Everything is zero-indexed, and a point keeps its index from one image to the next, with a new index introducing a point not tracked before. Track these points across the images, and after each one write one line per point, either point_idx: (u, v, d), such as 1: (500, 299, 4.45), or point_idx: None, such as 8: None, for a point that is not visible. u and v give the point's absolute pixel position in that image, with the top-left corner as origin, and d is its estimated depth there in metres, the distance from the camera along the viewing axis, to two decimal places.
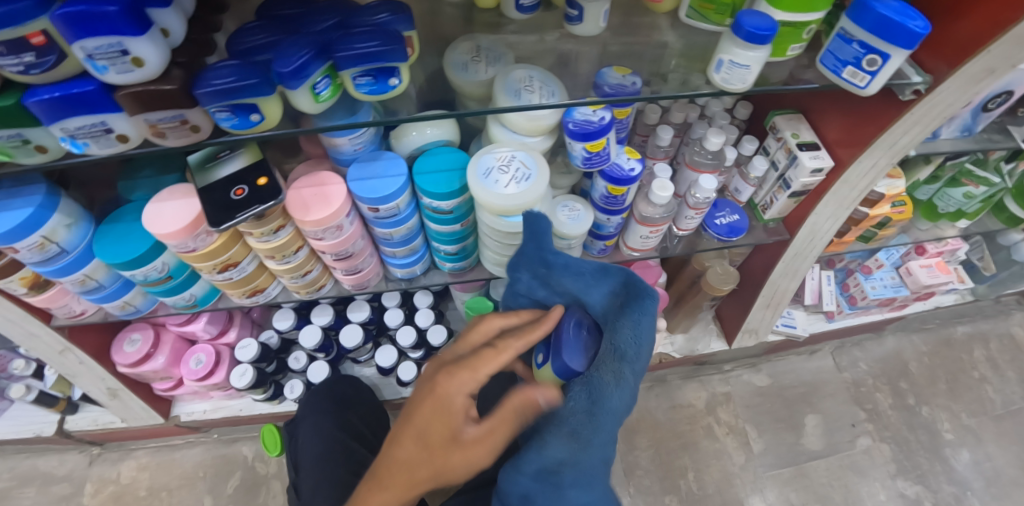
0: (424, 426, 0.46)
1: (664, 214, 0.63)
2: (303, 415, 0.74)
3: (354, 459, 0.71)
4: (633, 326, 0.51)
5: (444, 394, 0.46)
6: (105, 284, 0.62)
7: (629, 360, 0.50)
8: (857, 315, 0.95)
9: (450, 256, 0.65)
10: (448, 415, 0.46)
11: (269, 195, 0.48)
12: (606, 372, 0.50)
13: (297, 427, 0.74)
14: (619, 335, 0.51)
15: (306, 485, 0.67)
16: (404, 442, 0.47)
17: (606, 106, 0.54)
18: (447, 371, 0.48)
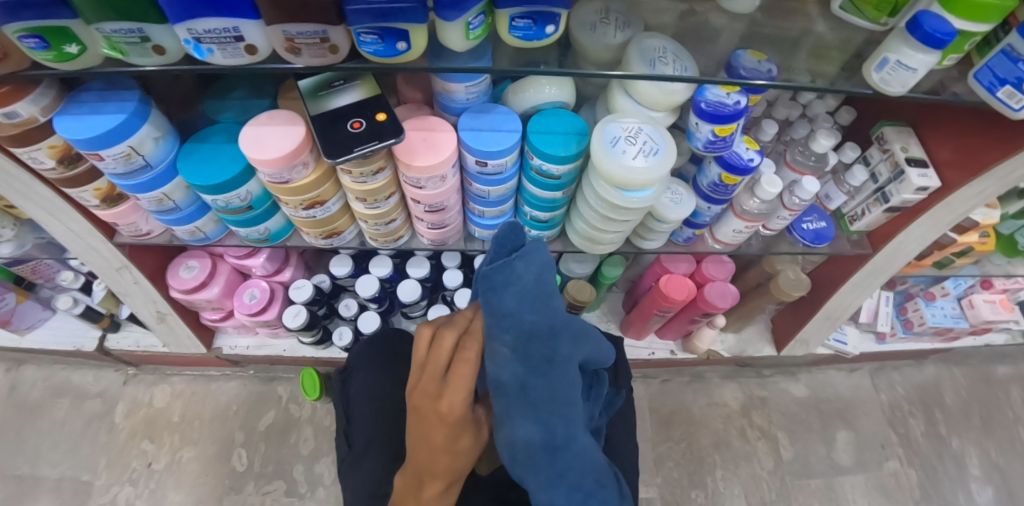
0: (450, 439, 0.42)
1: (764, 210, 0.61)
2: (355, 370, 0.73)
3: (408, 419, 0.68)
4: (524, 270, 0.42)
5: (452, 417, 0.41)
6: (181, 206, 0.60)
7: (525, 311, 0.41)
8: (908, 341, 0.93)
9: (537, 223, 0.62)
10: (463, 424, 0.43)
11: (388, 132, 0.44)
12: (490, 355, 0.40)
13: (349, 378, 0.73)
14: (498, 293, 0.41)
15: (359, 438, 0.66)
16: (439, 457, 0.42)
17: (740, 90, 0.51)
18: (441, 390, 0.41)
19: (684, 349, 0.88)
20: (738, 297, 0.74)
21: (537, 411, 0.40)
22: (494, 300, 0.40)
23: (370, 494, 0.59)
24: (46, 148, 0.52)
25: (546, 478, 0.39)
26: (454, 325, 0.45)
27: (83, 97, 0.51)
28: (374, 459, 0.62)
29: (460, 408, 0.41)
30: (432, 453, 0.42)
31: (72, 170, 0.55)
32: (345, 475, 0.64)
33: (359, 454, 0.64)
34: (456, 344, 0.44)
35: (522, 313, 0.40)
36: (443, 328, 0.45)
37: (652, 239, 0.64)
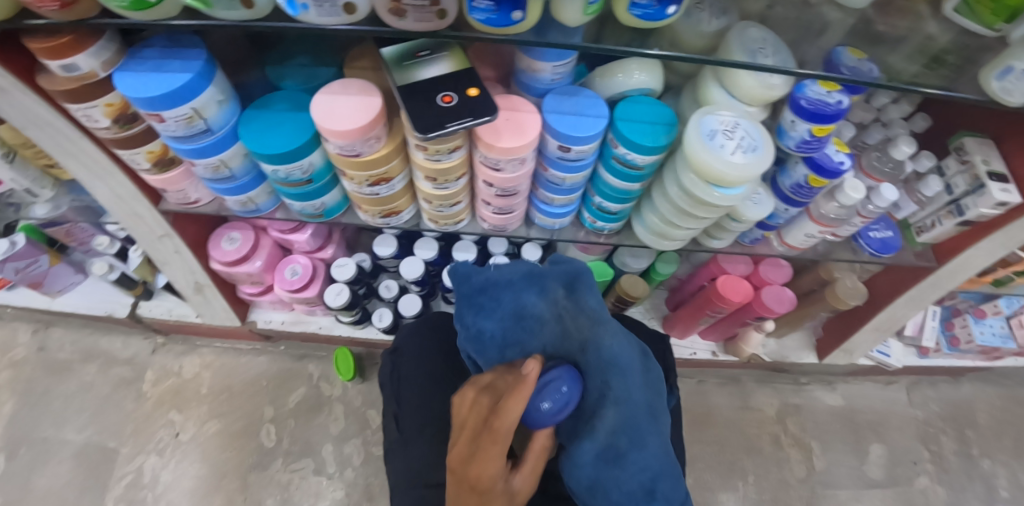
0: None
1: (842, 216, 0.59)
2: (405, 353, 0.70)
3: None
4: (592, 295, 0.49)
5: (484, 487, 0.37)
6: (237, 174, 0.58)
7: (601, 321, 0.47)
8: (950, 357, 0.91)
9: (604, 214, 0.60)
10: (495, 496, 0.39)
11: (482, 110, 0.41)
12: (590, 346, 0.45)
13: (399, 358, 0.70)
14: (584, 303, 0.48)
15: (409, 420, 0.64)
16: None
17: (840, 89, 0.48)
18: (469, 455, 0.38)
19: (726, 351, 0.87)
20: (795, 301, 0.71)
21: (636, 396, 0.43)
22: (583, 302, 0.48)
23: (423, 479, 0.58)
24: (103, 106, 0.49)
25: (631, 467, 0.40)
26: (492, 388, 0.41)
27: (145, 53, 0.48)
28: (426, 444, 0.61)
29: (487, 476, 0.37)
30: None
31: (127, 130, 0.52)
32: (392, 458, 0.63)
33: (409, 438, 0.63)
34: (488, 406, 0.40)
35: (598, 316, 0.47)
36: (481, 389, 0.42)
37: (719, 238, 0.62)
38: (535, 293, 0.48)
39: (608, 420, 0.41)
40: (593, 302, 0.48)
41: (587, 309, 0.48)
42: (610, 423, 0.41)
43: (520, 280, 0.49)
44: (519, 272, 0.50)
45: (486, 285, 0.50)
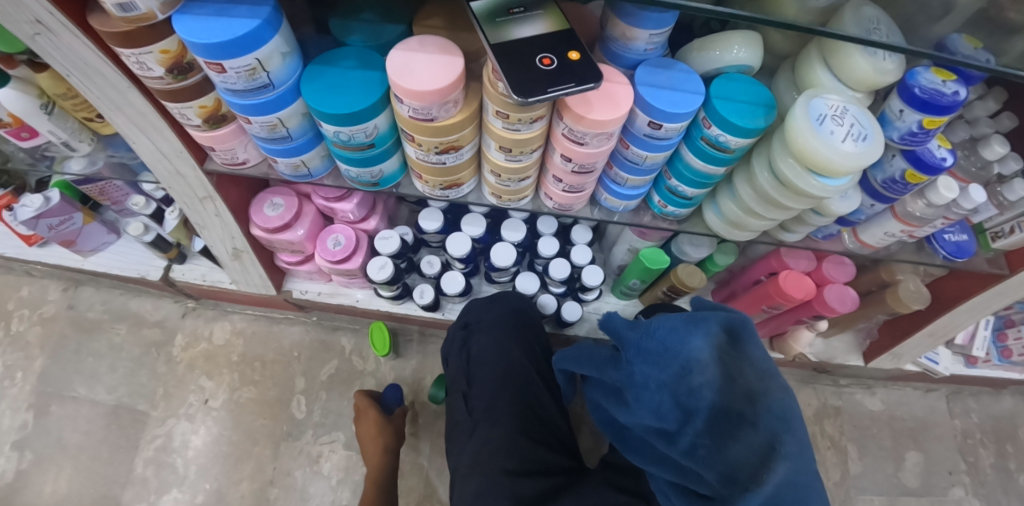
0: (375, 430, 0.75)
1: (930, 216, 0.55)
2: (481, 327, 0.69)
3: (530, 392, 0.64)
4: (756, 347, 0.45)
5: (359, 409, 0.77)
6: (293, 136, 0.54)
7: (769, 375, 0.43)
8: (998, 369, 0.89)
9: (677, 199, 0.57)
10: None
11: (582, 75, 0.38)
12: (763, 391, 0.42)
13: (471, 337, 0.69)
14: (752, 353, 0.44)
15: (477, 403, 0.63)
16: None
17: (956, 79, 0.45)
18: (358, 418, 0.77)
19: (771, 348, 0.85)
20: (857, 303, 0.69)
21: (802, 450, 0.40)
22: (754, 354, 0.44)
23: (501, 466, 0.56)
24: (158, 53, 0.45)
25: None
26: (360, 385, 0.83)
27: None
28: (503, 429, 0.59)
29: (361, 402, 0.77)
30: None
31: (181, 81, 0.49)
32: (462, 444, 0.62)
33: (481, 419, 0.61)
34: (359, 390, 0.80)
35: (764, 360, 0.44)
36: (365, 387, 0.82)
37: (794, 231, 0.59)
38: (701, 340, 0.43)
39: (780, 475, 0.38)
40: (758, 354, 0.44)
41: (753, 360, 0.43)
42: (782, 477, 0.38)
43: (679, 328, 0.44)
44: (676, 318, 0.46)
45: (662, 347, 0.44)
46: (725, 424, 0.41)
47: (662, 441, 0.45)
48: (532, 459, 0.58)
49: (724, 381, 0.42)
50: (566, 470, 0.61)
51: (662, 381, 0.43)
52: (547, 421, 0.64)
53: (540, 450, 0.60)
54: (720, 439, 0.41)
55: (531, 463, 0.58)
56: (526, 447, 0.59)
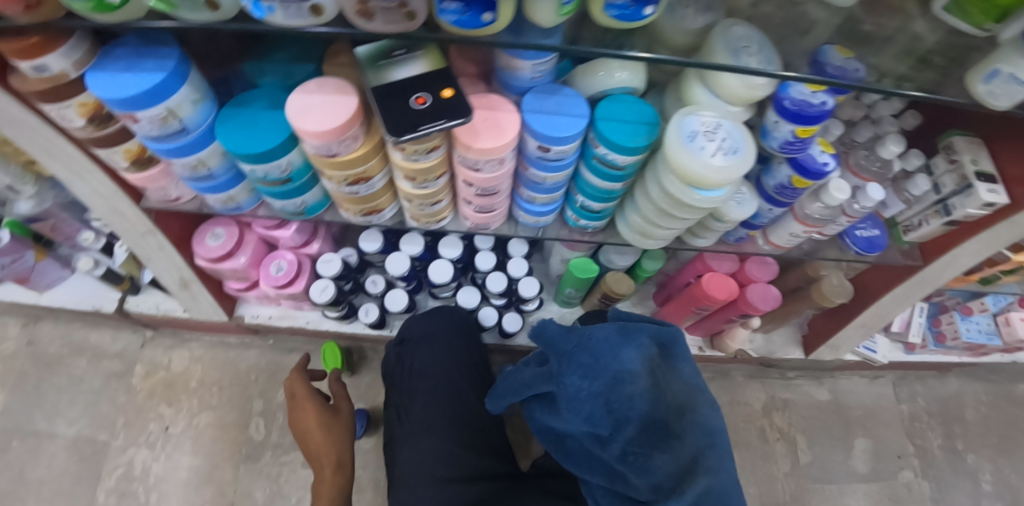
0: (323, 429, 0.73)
1: (827, 216, 0.58)
2: (418, 342, 0.72)
3: (463, 403, 0.67)
4: (688, 364, 0.55)
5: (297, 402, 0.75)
6: (216, 174, 0.56)
7: (700, 389, 0.53)
8: (936, 353, 0.92)
9: (587, 213, 0.59)
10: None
11: (456, 110, 0.41)
12: (691, 404, 0.50)
13: (406, 351, 0.72)
14: (682, 371, 0.54)
15: (415, 414, 0.66)
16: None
17: (826, 90, 0.47)
18: (297, 415, 0.74)
19: (713, 347, 0.87)
20: (780, 300, 0.71)
21: (722, 464, 0.48)
22: (684, 370, 0.54)
23: (434, 476, 0.59)
24: (77, 105, 0.47)
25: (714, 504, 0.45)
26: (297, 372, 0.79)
27: (119, 52, 0.46)
28: (436, 440, 0.63)
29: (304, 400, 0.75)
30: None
31: (104, 129, 0.51)
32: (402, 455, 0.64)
33: (419, 432, 0.64)
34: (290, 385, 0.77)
35: (695, 378, 0.54)
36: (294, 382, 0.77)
37: (704, 237, 0.62)
38: (632, 353, 0.49)
39: (701, 486, 0.46)
40: (689, 370, 0.54)
41: (684, 377, 0.53)
42: (703, 486, 0.45)
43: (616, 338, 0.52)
44: (614, 332, 0.53)
45: (597, 357, 0.50)
46: (655, 433, 0.47)
47: (593, 444, 0.49)
48: (468, 466, 0.61)
49: (656, 393, 0.48)
50: (502, 474, 0.63)
51: (595, 392, 0.48)
52: (483, 428, 0.67)
53: (474, 456, 0.62)
54: (650, 449, 0.47)
55: (464, 469, 0.61)
56: (461, 455, 0.62)
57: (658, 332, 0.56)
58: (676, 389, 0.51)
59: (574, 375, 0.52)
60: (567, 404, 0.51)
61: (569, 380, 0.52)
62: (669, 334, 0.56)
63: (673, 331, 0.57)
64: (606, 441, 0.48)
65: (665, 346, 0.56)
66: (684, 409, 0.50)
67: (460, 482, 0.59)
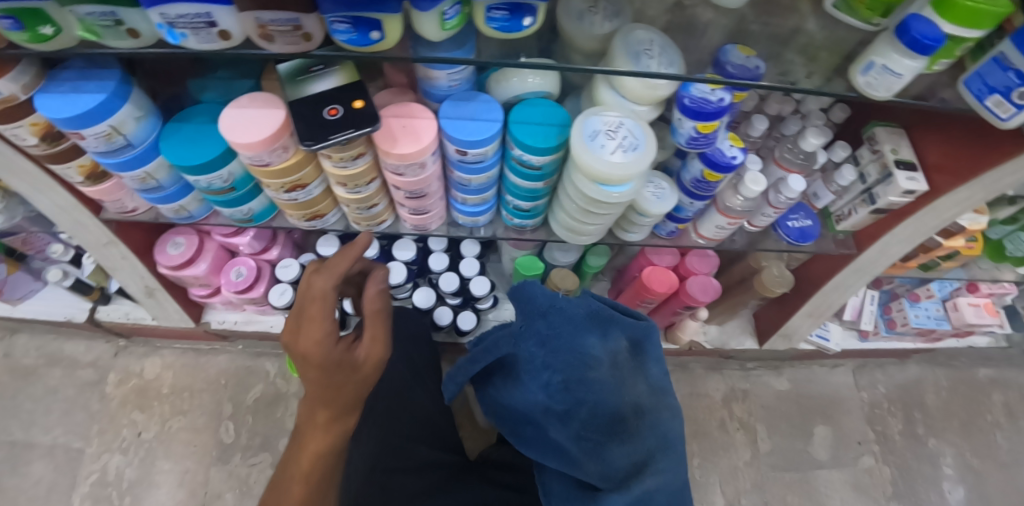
0: (323, 377, 0.44)
1: (747, 208, 0.61)
2: None
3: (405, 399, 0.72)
4: (654, 364, 0.60)
5: (306, 345, 0.43)
6: (165, 185, 0.60)
7: (662, 391, 0.58)
8: (890, 340, 0.94)
9: (520, 212, 0.62)
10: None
11: (365, 120, 0.45)
12: (649, 402, 0.56)
13: None
14: (648, 371, 0.59)
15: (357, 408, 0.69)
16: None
17: (726, 87, 0.49)
18: (294, 330, 0.45)
19: (667, 339, 0.90)
20: (721, 291, 0.74)
21: (668, 466, 0.54)
22: (648, 368, 0.58)
23: (372, 465, 0.62)
24: (29, 125, 0.50)
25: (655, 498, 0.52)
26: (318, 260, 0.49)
27: (63, 75, 0.49)
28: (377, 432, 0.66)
29: (314, 346, 0.43)
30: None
31: (57, 146, 0.54)
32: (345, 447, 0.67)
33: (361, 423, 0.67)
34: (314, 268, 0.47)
35: (659, 381, 0.59)
36: (320, 268, 0.47)
37: (635, 232, 0.64)
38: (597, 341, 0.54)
39: (647, 483, 0.52)
40: (654, 370, 0.59)
41: (648, 377, 0.58)
42: (648, 484, 0.51)
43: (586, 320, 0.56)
44: (585, 314, 0.56)
45: (560, 334, 0.53)
46: (611, 422, 0.53)
47: (553, 421, 0.55)
48: (408, 457, 0.66)
49: (618, 385, 0.54)
50: (444, 465, 0.69)
51: (558, 369, 0.52)
52: (423, 423, 0.72)
53: (415, 448, 0.68)
54: (605, 439, 0.53)
55: (408, 460, 0.66)
56: (400, 447, 0.66)
57: (629, 324, 0.59)
58: (640, 387, 0.56)
59: (537, 344, 0.54)
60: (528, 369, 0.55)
61: (528, 351, 0.54)
62: (643, 329, 0.60)
63: (648, 328, 0.61)
64: (566, 420, 0.54)
65: (637, 339, 0.60)
66: (641, 406, 0.55)
67: (397, 472, 0.63)
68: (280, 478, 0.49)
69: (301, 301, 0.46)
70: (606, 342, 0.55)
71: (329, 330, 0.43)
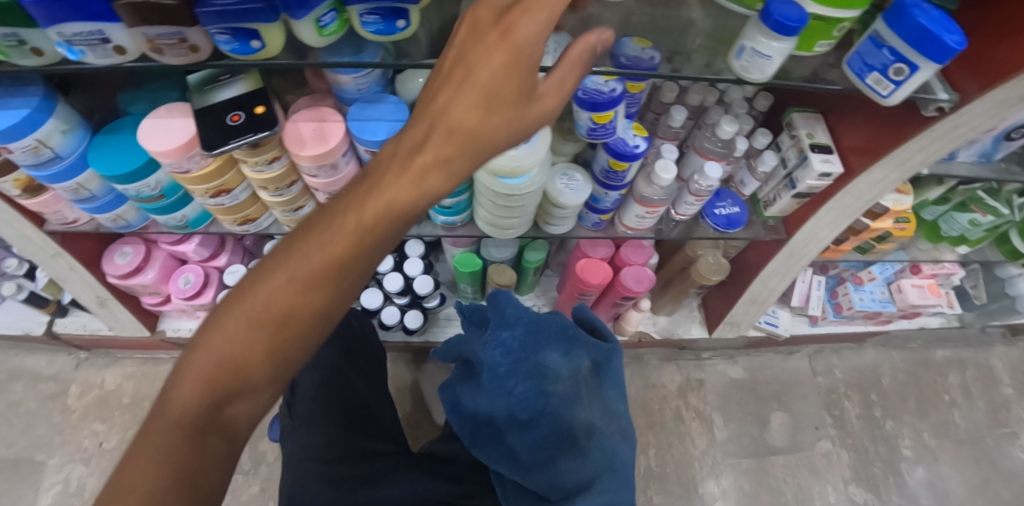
0: (495, 81, 0.33)
1: (663, 196, 0.62)
2: None
3: (345, 393, 0.77)
4: (613, 386, 0.66)
5: (515, 50, 0.33)
6: (99, 195, 0.62)
7: (616, 414, 0.64)
8: (840, 324, 0.96)
9: (443, 210, 0.64)
10: (296, 337, 0.35)
11: (266, 125, 0.48)
12: (605, 421, 0.62)
13: None
14: (606, 393, 0.64)
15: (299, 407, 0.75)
16: (296, 271, 0.33)
17: (620, 78, 0.51)
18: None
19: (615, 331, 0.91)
20: (655, 280, 0.76)
21: (617, 482, 0.59)
22: (608, 390, 0.64)
23: (312, 457, 0.68)
24: None
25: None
26: None
27: None
28: (315, 427, 0.72)
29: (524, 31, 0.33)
30: (296, 237, 0.35)
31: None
32: (289, 438, 0.73)
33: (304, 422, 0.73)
34: None
35: (616, 406, 0.65)
36: None
37: (557, 224, 0.67)
38: (558, 358, 0.62)
39: (597, 493, 0.56)
40: (612, 391, 0.65)
41: (606, 399, 0.64)
42: (598, 494, 0.56)
43: (551, 339, 0.63)
44: (550, 333, 0.64)
45: (523, 348, 0.62)
46: (564, 435, 0.59)
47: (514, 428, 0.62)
48: (348, 447, 0.70)
49: (575, 399, 0.60)
50: (391, 452, 0.73)
51: (519, 379, 0.60)
52: (368, 412, 0.77)
53: (355, 438, 0.72)
54: (559, 450, 0.59)
55: (353, 451, 0.70)
56: (338, 438, 0.71)
57: (593, 346, 0.66)
58: (596, 407, 0.62)
59: (498, 353, 0.62)
60: (492, 377, 0.63)
61: (491, 360, 0.63)
62: (605, 351, 0.66)
63: (611, 349, 0.66)
64: (525, 428, 0.61)
65: (600, 358, 0.66)
66: (596, 425, 0.61)
67: (335, 461, 0.68)
68: (318, 221, 0.35)
69: (500, 9, 0.34)
70: (567, 360, 0.62)
71: (546, 27, 0.33)
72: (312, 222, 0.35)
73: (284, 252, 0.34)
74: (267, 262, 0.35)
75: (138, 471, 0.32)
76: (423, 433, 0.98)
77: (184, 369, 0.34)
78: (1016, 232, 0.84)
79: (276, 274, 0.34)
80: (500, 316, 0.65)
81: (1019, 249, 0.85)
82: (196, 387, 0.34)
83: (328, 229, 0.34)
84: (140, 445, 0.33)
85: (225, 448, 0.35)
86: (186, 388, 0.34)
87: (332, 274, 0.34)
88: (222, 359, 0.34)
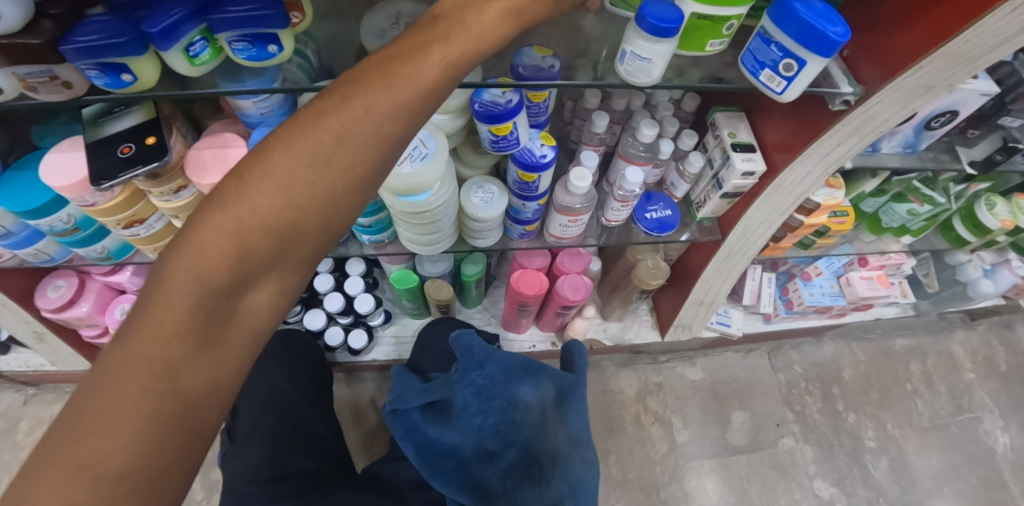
0: None
1: (584, 204, 0.62)
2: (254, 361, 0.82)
3: (290, 414, 0.77)
4: (575, 415, 0.70)
5: None
6: (14, 231, 0.61)
7: (580, 443, 0.67)
8: (793, 320, 0.95)
9: (365, 229, 0.63)
10: (349, 202, 0.30)
11: (155, 155, 0.48)
12: (569, 449, 0.65)
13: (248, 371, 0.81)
14: (570, 422, 0.68)
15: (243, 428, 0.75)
16: (375, 101, 0.28)
17: (518, 89, 0.50)
18: None
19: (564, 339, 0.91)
20: (593, 288, 0.77)
21: None
22: (572, 420, 0.69)
23: (251, 478, 0.67)
24: None
25: None
26: None
27: None
28: (256, 448, 0.71)
29: None
30: (354, 75, 0.29)
31: None
32: (229, 460, 0.72)
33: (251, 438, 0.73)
34: None
35: (579, 434, 0.68)
36: None
37: (482, 237, 0.67)
38: (531, 390, 0.64)
39: None
40: (575, 421, 0.69)
41: (570, 430, 0.67)
42: None
43: (522, 372, 0.65)
44: (521, 367, 0.65)
45: (495, 382, 0.62)
46: (531, 466, 0.60)
47: (480, 461, 0.61)
48: (287, 467, 0.70)
49: (542, 432, 0.62)
50: (317, 472, 0.71)
51: (491, 414, 0.61)
52: (308, 433, 0.76)
53: (294, 458, 0.71)
54: (526, 481, 0.59)
55: (292, 469, 0.70)
56: (277, 458, 0.70)
57: (558, 376, 0.70)
58: (563, 436, 0.65)
59: (468, 389, 0.62)
60: (461, 413, 0.62)
61: (462, 398, 0.62)
62: (569, 382, 0.71)
63: (572, 381, 0.71)
64: (492, 459, 0.61)
65: (564, 389, 0.70)
66: (560, 453, 0.63)
67: (278, 480, 0.67)
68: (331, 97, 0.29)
69: None
70: (536, 394, 0.65)
71: None
72: (368, 66, 0.29)
73: (335, 101, 0.28)
74: (319, 101, 0.29)
75: (111, 402, 0.26)
76: (377, 451, 0.96)
77: (220, 221, 0.27)
78: (958, 219, 0.85)
79: (345, 108, 0.28)
80: (464, 358, 0.63)
81: (963, 236, 0.84)
82: (234, 254, 0.27)
83: (409, 57, 0.29)
84: (121, 369, 0.26)
85: (248, 333, 0.30)
86: (220, 247, 0.27)
87: (407, 121, 0.29)
88: (266, 218, 0.28)
